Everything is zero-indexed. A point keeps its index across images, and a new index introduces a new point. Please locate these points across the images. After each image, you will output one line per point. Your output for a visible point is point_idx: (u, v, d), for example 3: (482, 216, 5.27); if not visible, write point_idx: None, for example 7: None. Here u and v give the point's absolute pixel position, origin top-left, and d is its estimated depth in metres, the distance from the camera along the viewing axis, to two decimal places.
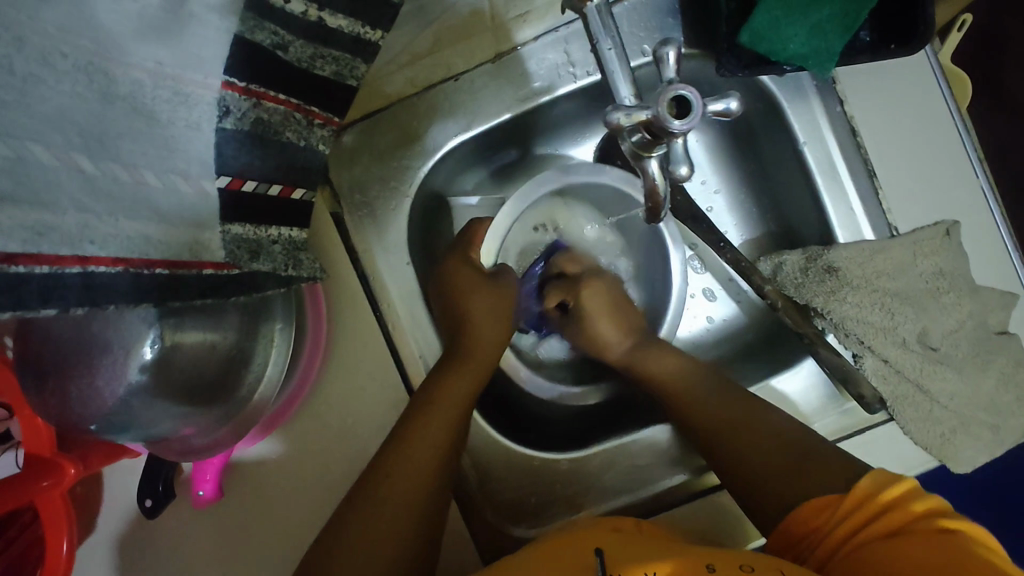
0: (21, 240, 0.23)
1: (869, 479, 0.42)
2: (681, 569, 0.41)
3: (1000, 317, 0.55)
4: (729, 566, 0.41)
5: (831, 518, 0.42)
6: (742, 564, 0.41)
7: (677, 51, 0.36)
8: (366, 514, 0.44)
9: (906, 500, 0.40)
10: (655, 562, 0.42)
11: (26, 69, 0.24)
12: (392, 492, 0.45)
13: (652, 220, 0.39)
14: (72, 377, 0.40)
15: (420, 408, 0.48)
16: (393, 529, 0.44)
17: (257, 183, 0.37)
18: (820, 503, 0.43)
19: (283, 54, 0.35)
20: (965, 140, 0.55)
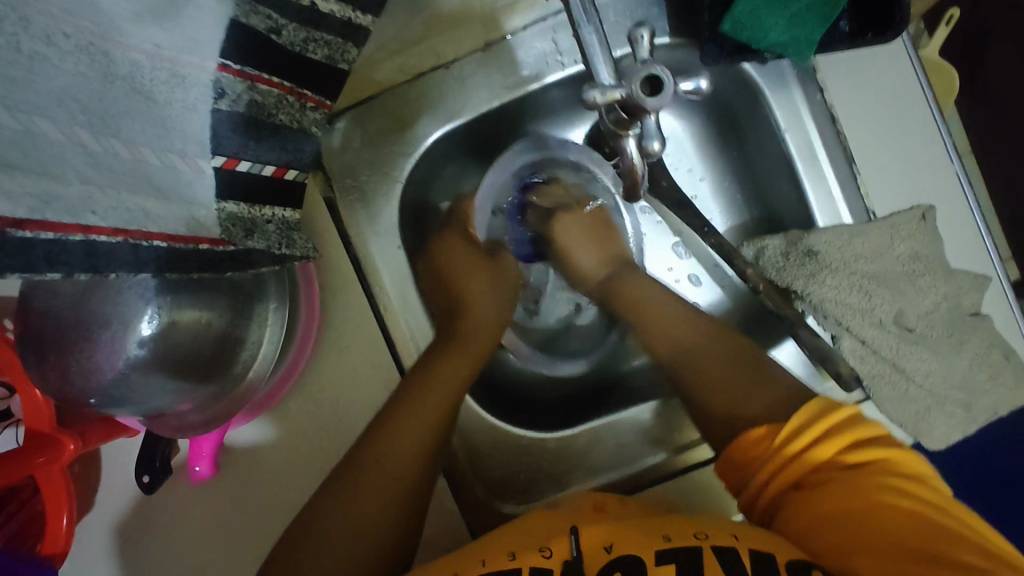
0: (28, 207, 0.24)
1: (815, 403, 0.44)
2: (640, 534, 0.44)
3: (973, 299, 0.57)
4: (684, 535, 0.43)
5: (774, 440, 0.43)
6: (695, 533, 0.44)
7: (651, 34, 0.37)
8: (348, 503, 0.46)
9: (848, 424, 0.43)
10: (614, 529, 0.45)
11: (32, 48, 0.25)
12: (374, 482, 0.47)
13: (630, 197, 0.41)
14: (73, 350, 0.41)
15: (406, 400, 0.50)
16: (377, 487, 0.47)
17: (251, 163, 0.38)
18: (757, 435, 0.44)
19: (276, 37, 0.36)
20: (941, 126, 0.57)
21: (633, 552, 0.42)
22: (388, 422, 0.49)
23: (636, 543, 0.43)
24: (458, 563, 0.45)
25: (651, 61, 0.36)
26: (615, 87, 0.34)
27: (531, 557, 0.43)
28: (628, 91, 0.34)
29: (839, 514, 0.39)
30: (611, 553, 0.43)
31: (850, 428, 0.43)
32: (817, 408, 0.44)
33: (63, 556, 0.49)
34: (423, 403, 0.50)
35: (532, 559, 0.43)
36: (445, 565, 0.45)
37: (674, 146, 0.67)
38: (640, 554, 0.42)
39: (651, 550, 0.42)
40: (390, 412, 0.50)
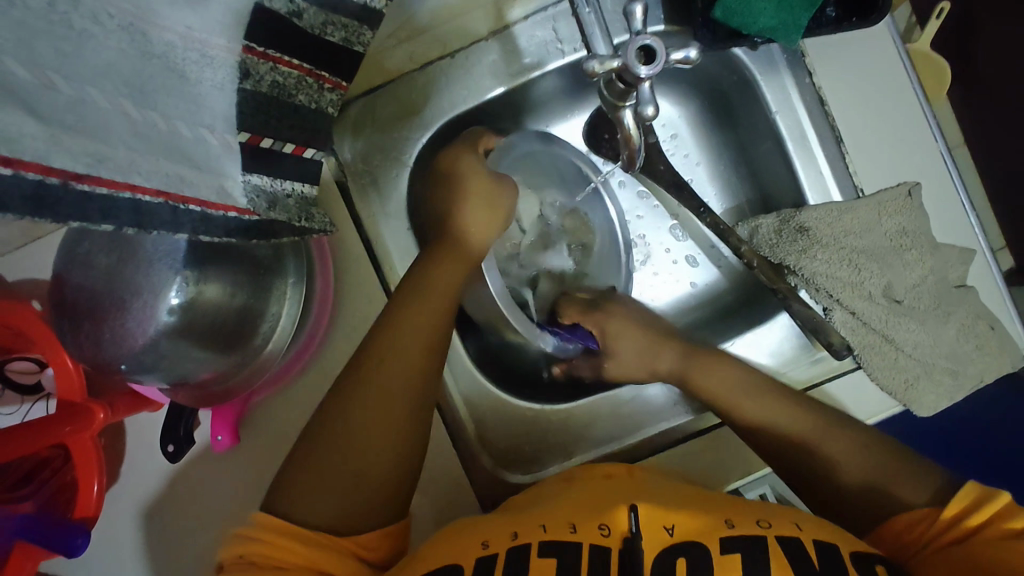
0: (86, 163, 0.28)
1: (973, 490, 0.45)
2: (705, 518, 0.44)
3: (959, 272, 0.59)
4: (750, 523, 0.44)
5: (932, 526, 0.44)
6: (759, 521, 0.44)
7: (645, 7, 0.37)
8: (345, 436, 0.47)
9: (1001, 517, 0.42)
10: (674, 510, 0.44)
11: (81, 25, 0.28)
12: (364, 414, 0.48)
13: (629, 168, 0.44)
14: (107, 318, 0.45)
15: (384, 332, 0.50)
16: (374, 424, 0.48)
17: (274, 141, 0.41)
18: (911, 518, 0.45)
19: (297, 21, 0.38)
20: (925, 106, 0.59)
21: (692, 537, 0.42)
22: (368, 355, 0.50)
23: (701, 527, 0.43)
24: (514, 528, 0.45)
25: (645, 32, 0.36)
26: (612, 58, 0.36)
27: (592, 530, 0.43)
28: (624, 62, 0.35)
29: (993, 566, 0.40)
30: (673, 536, 0.42)
31: (1001, 522, 0.42)
32: (970, 496, 0.44)
33: (94, 519, 0.52)
34: (401, 333, 0.50)
35: (593, 534, 0.43)
36: (500, 530, 0.45)
37: (671, 132, 0.70)
38: (702, 541, 0.42)
39: (717, 537, 0.42)
40: (373, 344, 0.50)
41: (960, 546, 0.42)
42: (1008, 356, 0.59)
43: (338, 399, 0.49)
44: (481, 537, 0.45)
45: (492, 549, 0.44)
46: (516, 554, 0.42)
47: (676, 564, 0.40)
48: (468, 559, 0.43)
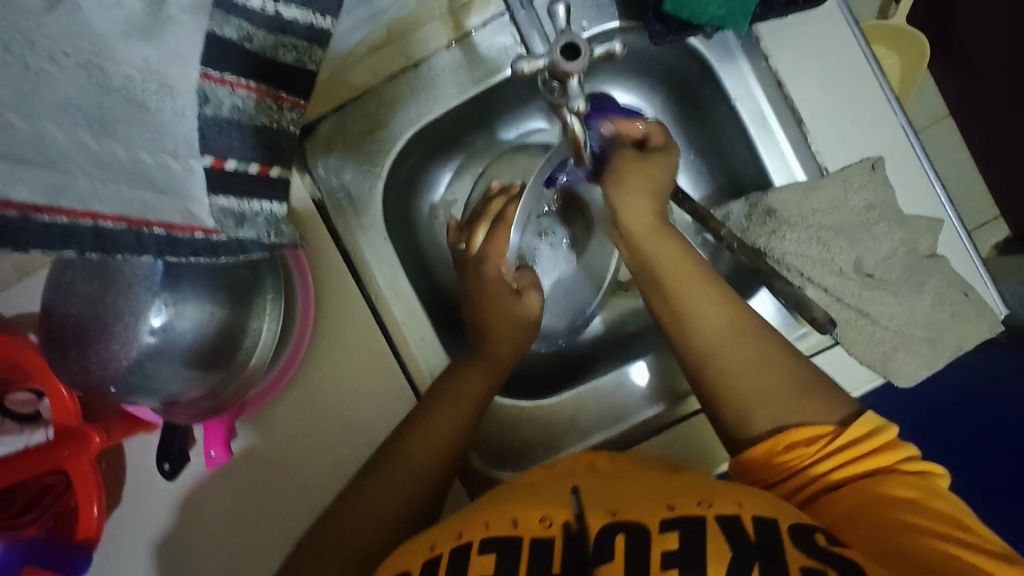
0: (45, 195, 0.30)
1: (865, 421, 0.49)
2: (647, 504, 0.46)
3: (930, 242, 0.59)
4: (690, 504, 0.46)
5: (820, 448, 0.48)
6: (698, 501, 0.46)
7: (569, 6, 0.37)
8: (373, 494, 0.51)
9: (885, 445, 0.48)
10: (625, 497, 0.47)
11: (38, 66, 0.31)
12: (385, 496, 0.52)
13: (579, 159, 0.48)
14: (92, 344, 0.46)
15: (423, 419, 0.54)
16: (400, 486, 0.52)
17: (238, 161, 0.42)
18: (811, 432, 0.49)
19: (248, 45, 0.40)
20: (881, 80, 0.60)
21: (634, 518, 0.45)
22: (404, 445, 0.53)
23: (641, 512, 0.45)
24: (461, 527, 0.47)
25: (571, 30, 0.37)
26: (538, 59, 0.37)
27: (533, 525, 0.45)
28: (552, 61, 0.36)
29: (863, 514, 0.45)
30: (614, 517, 0.45)
31: (892, 450, 0.48)
32: (864, 425, 0.49)
33: (95, 539, 0.54)
34: (434, 431, 0.54)
35: (535, 527, 0.45)
36: (446, 531, 0.47)
37: None
38: (643, 522, 0.44)
39: (657, 518, 0.45)
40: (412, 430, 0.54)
41: (864, 479, 0.47)
42: (986, 321, 0.59)
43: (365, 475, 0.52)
44: (457, 529, 0.47)
45: (439, 550, 0.45)
46: (463, 551, 0.44)
47: (614, 542, 0.43)
48: (418, 563, 0.44)
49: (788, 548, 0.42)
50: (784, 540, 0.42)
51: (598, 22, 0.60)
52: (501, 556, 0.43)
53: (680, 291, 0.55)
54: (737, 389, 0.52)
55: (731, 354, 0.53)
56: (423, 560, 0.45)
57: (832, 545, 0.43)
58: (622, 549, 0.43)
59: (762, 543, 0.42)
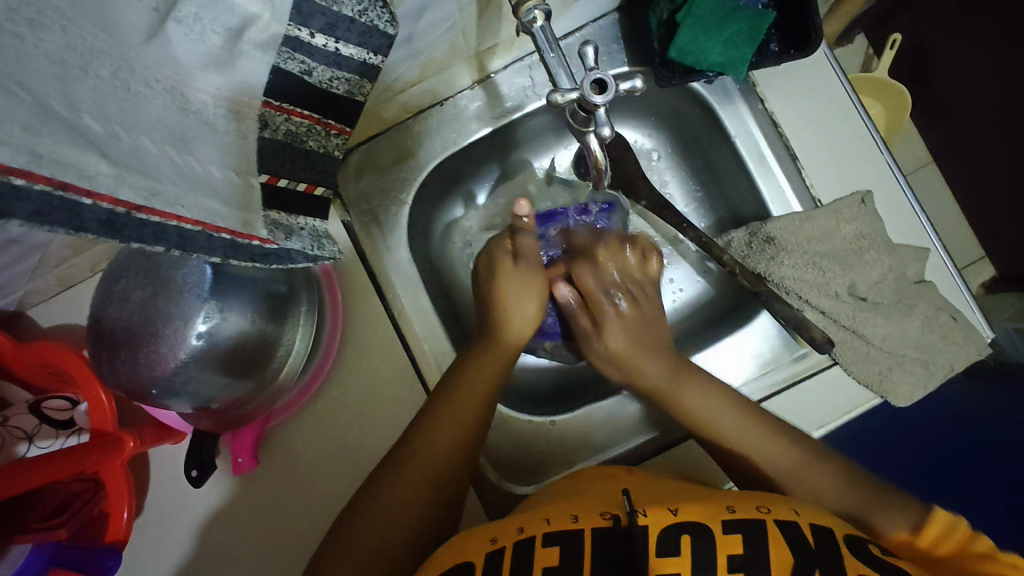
0: (143, 197, 0.32)
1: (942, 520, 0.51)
2: (708, 507, 0.47)
3: (917, 269, 0.64)
4: (750, 509, 0.47)
5: (911, 549, 0.51)
6: (758, 506, 0.47)
7: (596, 48, 0.43)
8: (385, 498, 0.52)
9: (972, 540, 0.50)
10: (680, 502, 0.48)
11: (136, 88, 0.34)
12: (398, 502, 0.52)
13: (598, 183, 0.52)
14: (141, 347, 0.49)
15: (429, 421, 0.56)
16: (413, 484, 0.53)
17: (289, 180, 0.48)
18: (898, 540, 0.52)
19: (307, 77, 0.44)
20: (868, 123, 0.65)
21: (696, 519, 0.45)
22: (417, 440, 0.55)
23: (701, 514, 0.46)
24: (521, 523, 0.49)
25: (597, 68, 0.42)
26: (571, 90, 0.42)
27: (595, 519, 0.47)
28: (581, 93, 0.41)
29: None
30: (676, 514, 0.46)
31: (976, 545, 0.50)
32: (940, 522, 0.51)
33: (123, 542, 0.57)
34: (437, 429, 0.55)
35: (596, 521, 0.47)
36: (508, 527, 0.49)
37: (646, 159, 0.77)
38: (706, 523, 0.45)
39: (717, 520, 0.45)
40: (415, 436, 0.55)
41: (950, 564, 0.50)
42: (975, 344, 0.63)
43: (380, 475, 0.54)
44: (517, 524, 0.49)
45: (500, 543, 0.47)
46: (524, 544, 0.46)
47: (680, 541, 0.44)
48: (479, 555, 0.46)
49: (848, 554, 0.44)
50: (841, 549, 0.44)
51: (609, 66, 0.67)
52: (563, 548, 0.45)
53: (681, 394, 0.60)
54: (807, 481, 0.55)
55: (791, 459, 0.55)
56: (484, 555, 0.46)
57: (885, 554, 0.45)
58: (688, 547, 0.43)
59: (819, 548, 0.44)
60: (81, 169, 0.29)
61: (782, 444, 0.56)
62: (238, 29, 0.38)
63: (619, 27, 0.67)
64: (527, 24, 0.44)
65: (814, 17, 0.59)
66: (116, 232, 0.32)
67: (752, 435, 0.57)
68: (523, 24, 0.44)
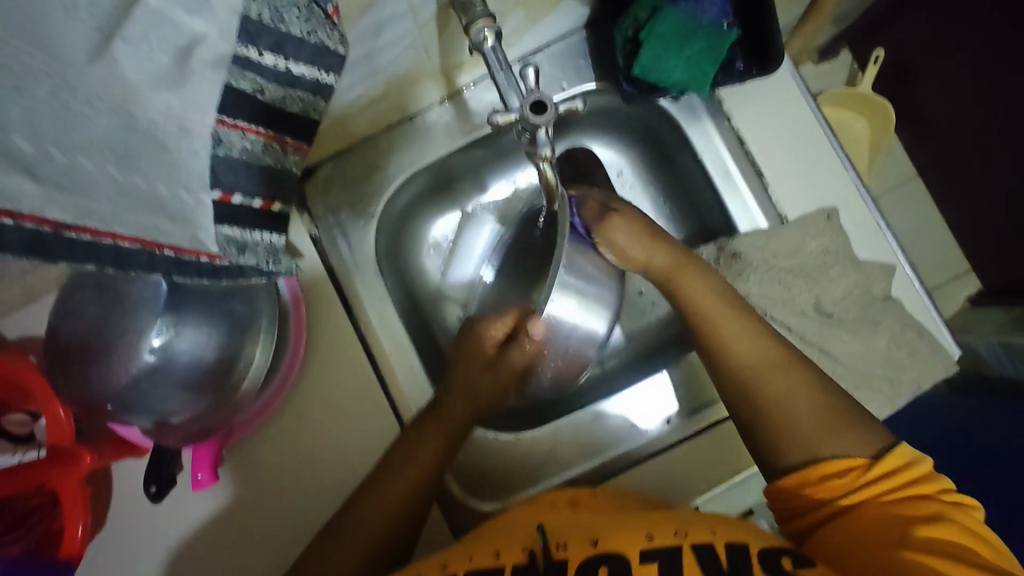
0: (73, 215, 0.35)
1: (897, 455, 0.50)
2: (628, 530, 0.48)
3: (883, 285, 0.64)
4: (666, 533, 0.48)
5: (850, 483, 0.50)
6: (675, 529, 0.48)
7: (536, 70, 0.46)
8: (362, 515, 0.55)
9: (925, 478, 0.50)
10: (604, 525, 0.49)
11: (77, 108, 0.34)
12: (373, 518, 0.55)
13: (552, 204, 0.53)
14: (95, 362, 0.50)
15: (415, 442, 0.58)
16: (393, 498, 0.56)
17: (243, 196, 0.46)
18: (836, 467, 0.51)
19: (260, 95, 0.44)
20: (832, 139, 0.66)
21: (613, 548, 0.47)
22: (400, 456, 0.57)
23: (621, 541, 0.47)
24: (470, 551, 0.50)
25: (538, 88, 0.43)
26: (512, 112, 0.44)
27: (515, 553, 0.48)
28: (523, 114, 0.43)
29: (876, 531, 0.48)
30: (595, 547, 0.47)
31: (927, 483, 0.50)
32: (904, 456, 0.51)
33: (77, 558, 0.55)
34: (417, 453, 0.57)
35: (514, 555, 0.48)
36: (459, 554, 0.50)
37: (614, 171, 0.77)
38: (625, 552, 0.47)
39: (635, 549, 0.47)
40: (396, 454, 0.58)
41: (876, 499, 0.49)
42: (941, 360, 0.63)
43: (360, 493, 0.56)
44: (468, 551, 0.50)
45: (451, 569, 0.48)
46: (472, 574, 0.47)
47: (596, 572, 0.46)
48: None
49: (755, 571, 0.45)
50: (752, 570, 0.45)
51: (576, 82, 0.67)
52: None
53: (712, 321, 0.59)
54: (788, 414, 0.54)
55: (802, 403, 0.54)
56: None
57: (797, 567, 0.45)
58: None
59: (732, 568, 0.45)
60: (2, 191, 0.32)
61: (842, 436, 0.52)
62: (186, 48, 0.37)
63: (587, 44, 0.67)
64: (477, 44, 0.44)
65: (776, 35, 0.59)
66: (42, 247, 0.34)
67: (799, 411, 0.54)
68: (474, 44, 0.44)
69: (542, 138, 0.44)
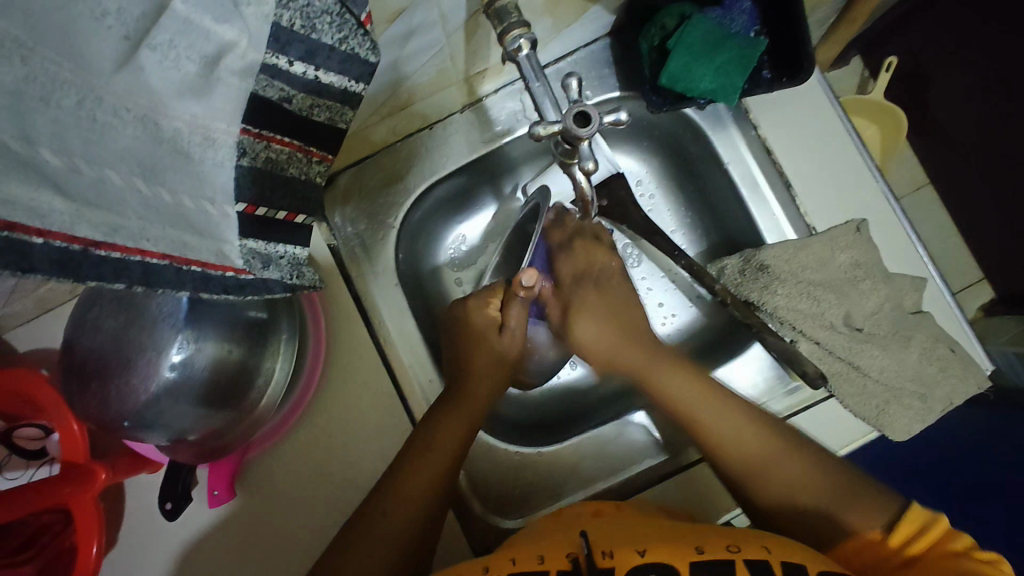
0: (102, 232, 0.32)
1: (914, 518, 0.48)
2: (676, 546, 0.46)
3: (914, 299, 0.62)
4: (719, 548, 0.46)
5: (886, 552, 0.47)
6: (729, 545, 0.46)
7: (579, 81, 0.44)
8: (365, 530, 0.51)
9: (947, 537, 0.46)
10: (650, 540, 0.47)
11: (104, 118, 0.33)
12: (379, 533, 0.51)
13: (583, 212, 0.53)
14: (113, 379, 0.48)
15: (411, 455, 0.55)
16: (398, 513, 0.52)
17: (267, 209, 0.45)
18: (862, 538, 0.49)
19: (288, 104, 0.43)
20: (863, 150, 0.64)
21: (664, 560, 0.45)
22: (403, 470, 0.54)
23: (671, 556, 0.45)
24: (487, 562, 0.48)
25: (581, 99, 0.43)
26: (551, 123, 0.42)
27: (559, 559, 0.46)
28: (564, 125, 0.42)
29: None
30: (644, 556, 0.45)
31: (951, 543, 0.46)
32: (916, 520, 0.48)
33: None
34: (418, 467, 0.54)
35: (559, 561, 0.46)
36: (473, 564, 0.48)
37: (635, 179, 0.76)
38: (675, 567, 0.44)
39: (686, 562, 0.45)
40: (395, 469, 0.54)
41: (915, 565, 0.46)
42: (974, 376, 0.61)
43: (364, 510, 0.53)
44: (482, 562, 0.48)
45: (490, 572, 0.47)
46: None
47: None
48: None
49: None
50: None
51: (600, 91, 0.66)
52: None
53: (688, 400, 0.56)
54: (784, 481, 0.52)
55: (789, 464, 0.53)
56: None
57: None
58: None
59: None
60: (31, 208, 0.29)
61: (856, 502, 0.50)
62: (214, 57, 0.37)
63: (611, 52, 0.66)
64: (513, 53, 0.43)
65: (807, 45, 0.58)
66: (71, 270, 0.32)
67: (780, 477, 0.52)
68: (509, 54, 0.43)
69: (585, 152, 0.44)
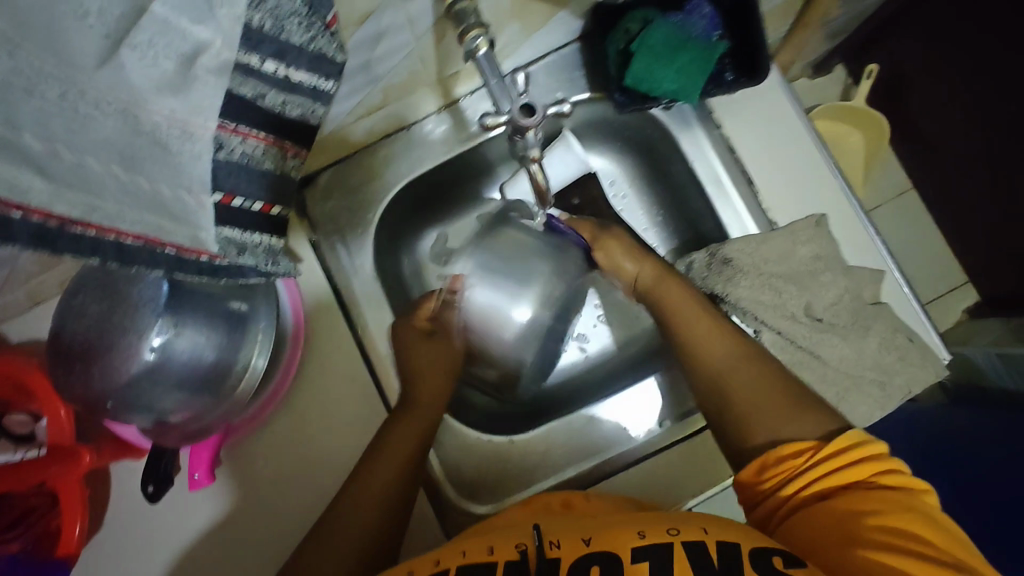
0: (80, 212, 0.35)
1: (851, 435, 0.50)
2: (618, 532, 0.49)
3: (873, 290, 0.65)
4: (659, 532, 0.48)
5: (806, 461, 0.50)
6: (668, 529, 0.48)
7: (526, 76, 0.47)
8: (338, 520, 0.54)
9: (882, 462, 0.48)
10: (596, 528, 0.50)
11: (85, 109, 0.35)
12: (353, 520, 0.54)
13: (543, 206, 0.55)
14: (96, 361, 0.51)
15: (377, 449, 0.57)
16: (368, 501, 0.55)
17: (244, 199, 0.48)
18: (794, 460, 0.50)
19: (260, 100, 0.46)
20: (821, 148, 0.67)
21: (609, 549, 0.47)
22: (370, 466, 0.57)
23: (614, 542, 0.48)
24: (437, 555, 0.50)
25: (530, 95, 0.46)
26: (501, 115, 0.45)
27: (508, 550, 0.49)
28: (514, 120, 0.45)
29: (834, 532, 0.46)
30: (589, 545, 0.48)
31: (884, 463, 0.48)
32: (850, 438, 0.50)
33: (75, 556, 0.56)
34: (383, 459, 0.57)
35: (508, 552, 0.49)
36: (424, 559, 0.50)
37: (605, 176, 0.79)
38: (616, 552, 0.47)
39: (626, 548, 0.47)
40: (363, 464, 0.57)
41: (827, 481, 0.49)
42: (932, 365, 0.64)
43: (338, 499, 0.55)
44: (433, 556, 0.50)
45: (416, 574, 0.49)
46: None
47: (588, 572, 0.46)
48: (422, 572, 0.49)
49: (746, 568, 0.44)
50: (744, 564, 0.45)
51: (571, 93, 0.69)
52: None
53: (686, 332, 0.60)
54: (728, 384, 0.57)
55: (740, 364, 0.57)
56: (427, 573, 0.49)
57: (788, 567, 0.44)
58: None
59: (724, 564, 0.45)
60: (13, 184, 0.32)
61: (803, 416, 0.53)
62: (192, 55, 0.39)
63: (581, 56, 0.68)
64: (470, 52, 0.45)
65: (763, 48, 0.62)
66: (48, 244, 0.35)
67: (768, 411, 0.54)
68: (466, 51, 0.46)
69: (530, 140, 0.47)
